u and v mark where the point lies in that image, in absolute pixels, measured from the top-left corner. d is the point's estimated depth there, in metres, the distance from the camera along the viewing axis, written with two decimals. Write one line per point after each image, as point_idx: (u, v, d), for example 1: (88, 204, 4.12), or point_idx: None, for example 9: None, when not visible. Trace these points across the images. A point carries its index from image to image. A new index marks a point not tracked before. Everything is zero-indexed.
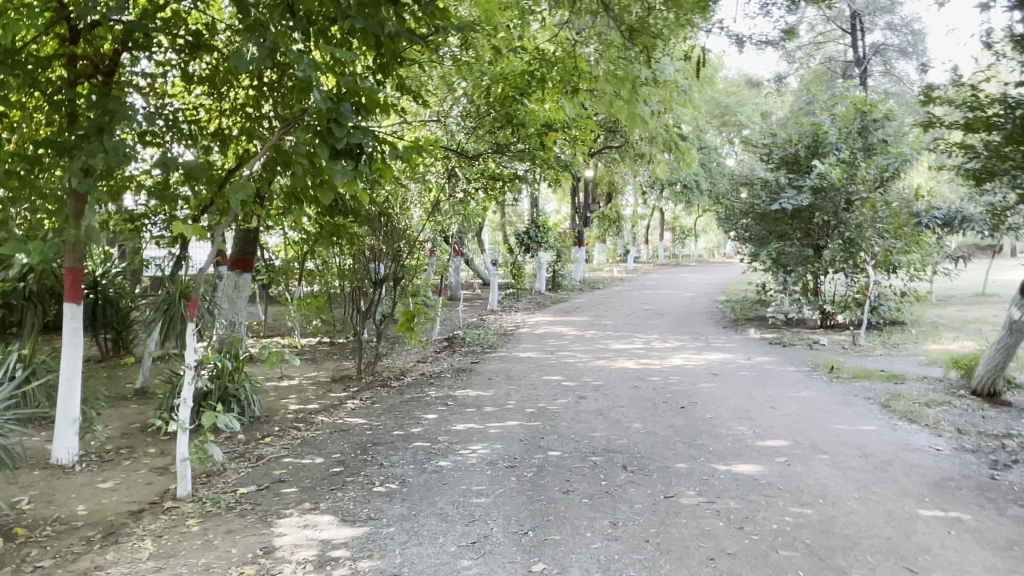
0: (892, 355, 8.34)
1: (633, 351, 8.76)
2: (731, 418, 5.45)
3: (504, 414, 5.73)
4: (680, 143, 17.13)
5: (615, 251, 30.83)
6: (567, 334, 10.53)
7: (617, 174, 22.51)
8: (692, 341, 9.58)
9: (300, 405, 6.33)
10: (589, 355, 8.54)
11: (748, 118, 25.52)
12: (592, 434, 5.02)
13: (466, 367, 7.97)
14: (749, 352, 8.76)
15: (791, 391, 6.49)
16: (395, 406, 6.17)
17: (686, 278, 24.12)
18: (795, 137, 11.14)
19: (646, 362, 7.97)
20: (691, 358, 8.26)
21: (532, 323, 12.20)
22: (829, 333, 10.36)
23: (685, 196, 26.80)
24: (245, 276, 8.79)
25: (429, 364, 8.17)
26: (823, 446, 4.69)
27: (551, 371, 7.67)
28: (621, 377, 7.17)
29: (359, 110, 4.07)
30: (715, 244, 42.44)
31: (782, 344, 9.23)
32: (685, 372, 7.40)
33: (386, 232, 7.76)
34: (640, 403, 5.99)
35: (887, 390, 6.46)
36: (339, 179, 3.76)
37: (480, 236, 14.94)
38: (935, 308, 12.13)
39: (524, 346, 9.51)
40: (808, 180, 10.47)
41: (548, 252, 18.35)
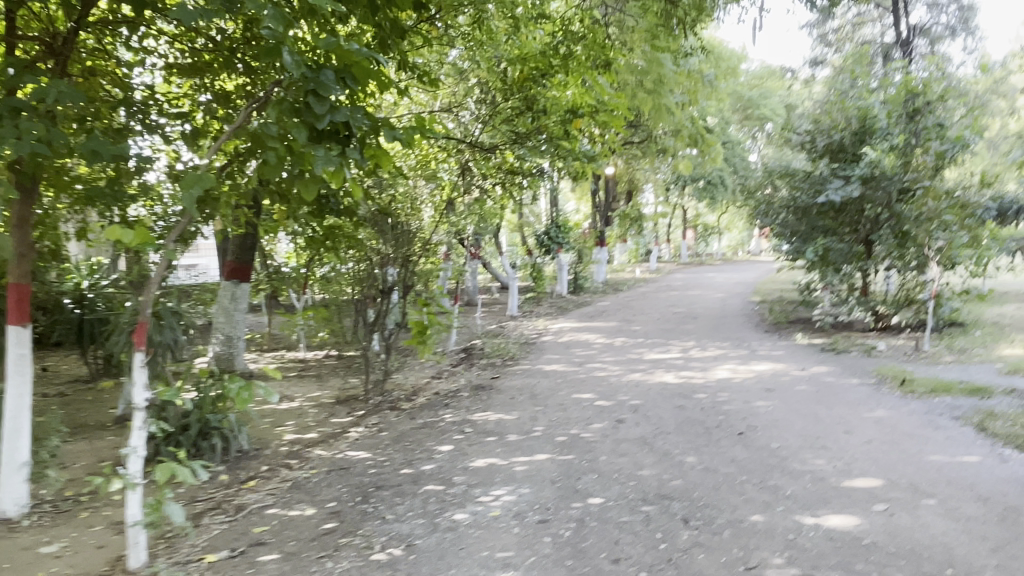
0: (965, 363, 7.37)
1: (671, 362, 7.89)
2: (802, 448, 4.58)
3: (531, 445, 4.90)
4: (706, 135, 16.22)
5: (637, 251, 29.89)
6: (595, 342, 9.67)
7: (639, 170, 21.60)
8: (735, 349, 8.68)
9: (297, 434, 5.56)
10: (622, 367, 7.68)
11: (773, 110, 24.51)
12: (638, 472, 4.17)
13: (485, 384, 7.14)
14: (801, 360, 7.85)
15: (863, 409, 5.59)
16: (405, 434, 5.36)
17: (713, 278, 23.12)
18: (839, 122, 10.18)
19: (688, 376, 7.10)
20: (737, 369, 7.38)
21: (556, 330, 11.35)
22: (885, 337, 9.40)
23: (710, 192, 25.83)
24: (242, 286, 8.12)
25: (446, 381, 7.34)
26: (926, 487, 3.79)
27: (582, 387, 6.83)
28: (662, 395, 6.31)
29: (344, 79, 3.22)
30: (739, 241, 41.33)
31: (836, 352, 8.32)
32: (735, 387, 6.52)
33: (394, 234, 7.04)
34: (689, 430, 5.12)
35: (977, 406, 5.53)
36: (320, 166, 2.95)
37: (498, 238, 14.15)
38: (995, 306, 11.09)
39: (549, 357, 8.68)
40: (857, 168, 9.53)
41: (569, 253, 17.52)
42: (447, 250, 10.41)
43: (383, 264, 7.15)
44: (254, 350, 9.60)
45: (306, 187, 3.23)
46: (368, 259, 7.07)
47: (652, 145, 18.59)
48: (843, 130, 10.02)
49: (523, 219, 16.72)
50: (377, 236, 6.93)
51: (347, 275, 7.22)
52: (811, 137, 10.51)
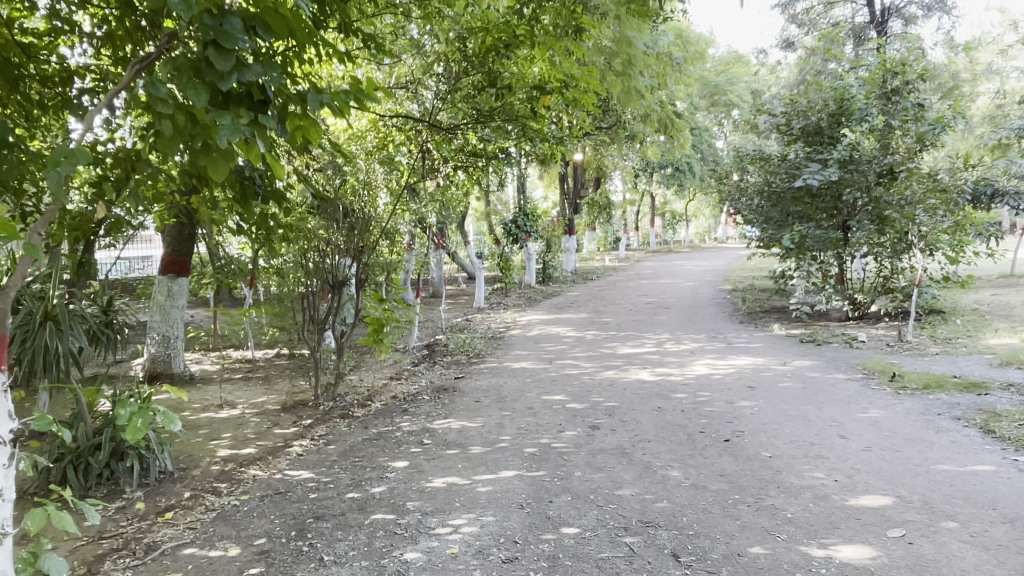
0: (953, 355, 7.01)
1: (646, 358, 7.41)
2: (797, 457, 4.12)
3: (496, 458, 4.37)
4: (676, 120, 15.78)
5: (606, 239, 29.49)
6: (565, 336, 9.16)
7: (606, 157, 21.16)
8: (712, 341, 8.25)
9: (232, 450, 4.95)
10: (594, 364, 7.18)
11: (740, 96, 24.21)
12: (616, 492, 3.66)
13: (447, 386, 6.58)
14: (782, 354, 7.43)
15: (854, 410, 5.16)
16: (355, 447, 4.77)
17: (682, 266, 22.85)
18: (817, 103, 9.72)
19: (665, 373, 6.63)
20: (716, 364, 6.93)
21: (524, 323, 10.82)
22: (865, 326, 9.07)
23: (677, 180, 25.51)
24: (180, 281, 7.43)
25: (404, 382, 6.77)
26: (943, 507, 3.35)
27: (551, 388, 6.30)
28: (638, 396, 5.81)
29: (254, 28, 2.56)
30: (706, 229, 41.34)
31: (816, 343, 7.94)
32: (716, 385, 6.06)
33: (347, 223, 6.44)
34: (671, 436, 4.63)
35: (976, 405, 5.14)
36: (225, 136, 2.37)
37: (463, 226, 13.55)
38: (972, 293, 10.85)
39: (517, 353, 8.14)
40: (836, 151, 9.11)
41: (537, 242, 17.01)
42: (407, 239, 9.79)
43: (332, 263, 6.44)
44: (198, 350, 8.89)
45: (215, 164, 2.64)
46: (317, 252, 6.39)
47: (621, 130, 18.10)
48: (821, 111, 9.60)
49: (490, 207, 16.13)
50: (326, 225, 6.34)
51: (284, 270, 6.56)
52: (787, 118, 10.06)
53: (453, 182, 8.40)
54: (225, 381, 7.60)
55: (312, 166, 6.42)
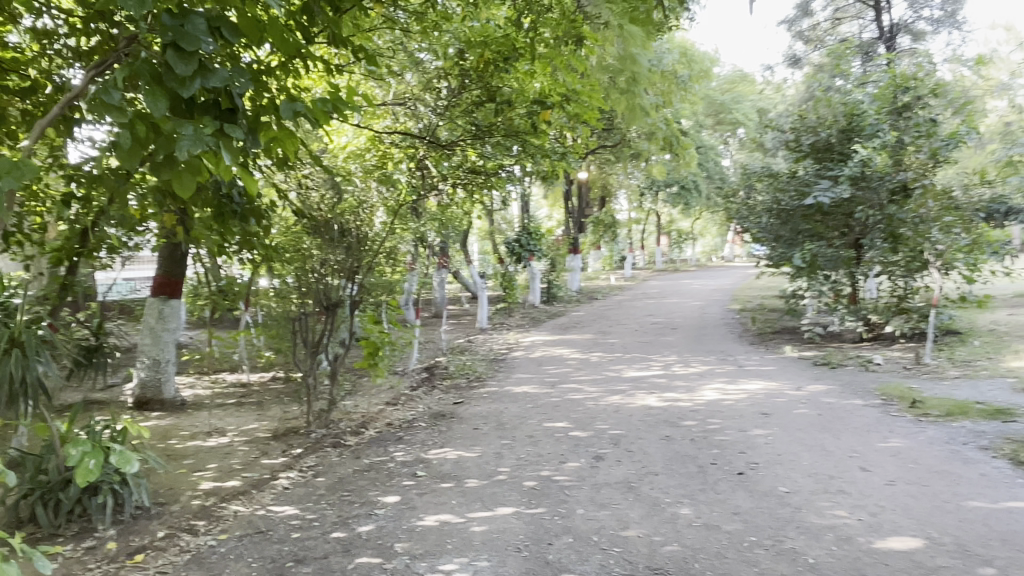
0: (975, 378, 6.70)
1: (653, 382, 7.13)
2: (817, 493, 3.83)
3: (493, 492, 4.10)
4: (681, 137, 15.60)
5: (612, 258, 29.24)
6: (569, 359, 8.88)
7: (611, 175, 20.99)
8: (721, 364, 7.97)
9: (216, 483, 4.69)
10: (598, 389, 6.91)
11: (745, 114, 24.05)
12: (621, 534, 3.38)
13: (445, 411, 6.31)
14: (794, 377, 7.14)
15: (875, 439, 4.86)
16: (344, 480, 4.50)
17: (689, 284, 22.57)
18: (826, 119, 9.50)
19: (673, 398, 6.35)
20: (726, 389, 6.64)
21: (528, 344, 10.55)
22: (879, 348, 8.77)
23: (683, 198, 25.32)
24: (172, 303, 7.25)
25: (401, 407, 6.51)
26: (980, 551, 3.05)
27: (554, 414, 6.03)
28: (645, 423, 5.52)
29: (223, 31, 2.36)
30: (712, 248, 41.18)
31: (830, 366, 7.64)
32: (727, 411, 5.77)
33: (343, 243, 6.27)
34: (680, 469, 4.35)
35: (1004, 433, 4.84)
36: (185, 148, 2.16)
37: (466, 245, 13.34)
38: (988, 313, 10.53)
39: (519, 377, 7.87)
40: (847, 167, 8.87)
41: (541, 261, 16.80)
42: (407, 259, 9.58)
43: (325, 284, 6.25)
44: (192, 374, 8.65)
45: (180, 179, 2.41)
46: (311, 272, 6.20)
47: (626, 148, 17.94)
48: (831, 126, 9.38)
49: (494, 226, 15.93)
50: (321, 244, 6.17)
51: (277, 290, 6.37)
52: (797, 134, 9.84)
53: (454, 200, 8.22)
54: (218, 406, 7.37)
55: (306, 183, 6.24)
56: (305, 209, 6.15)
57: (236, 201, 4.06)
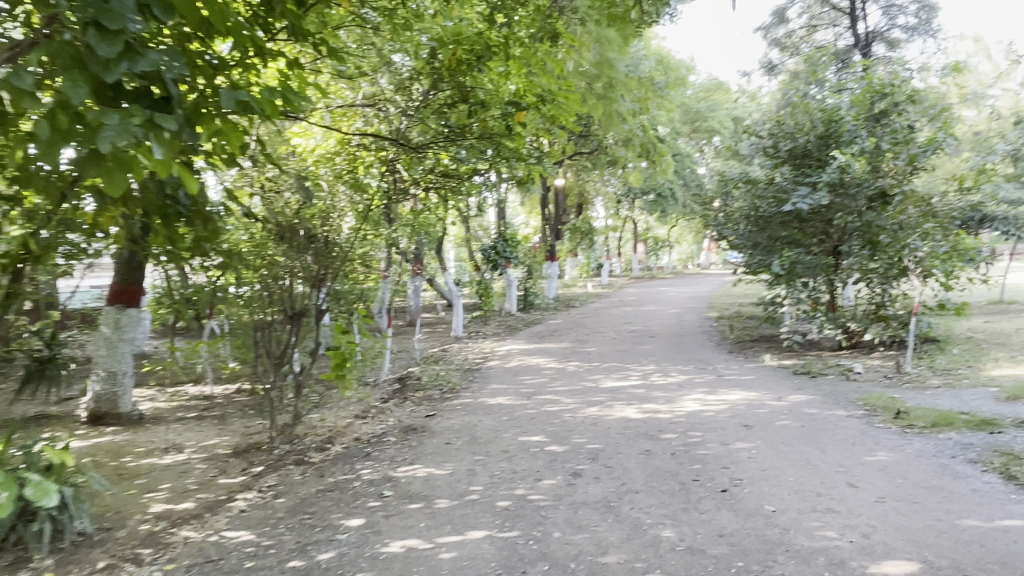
0: (957, 387, 6.59)
1: (631, 392, 6.94)
2: (805, 512, 3.64)
3: (464, 514, 3.85)
4: (658, 144, 15.53)
5: (589, 265, 29.13)
6: (546, 368, 8.66)
7: (587, 181, 20.89)
8: (701, 373, 7.80)
9: (167, 505, 4.39)
10: (576, 400, 6.69)
11: (721, 122, 24.13)
12: (599, 560, 3.15)
13: (416, 425, 6.04)
14: (775, 387, 6.99)
15: (861, 452, 4.70)
16: (306, 501, 4.23)
17: (666, 291, 22.51)
18: (804, 125, 9.43)
19: (652, 409, 6.15)
20: (706, 399, 6.46)
21: (504, 353, 10.31)
22: (859, 356, 8.67)
23: (660, 206, 25.31)
24: (130, 312, 6.90)
25: (370, 421, 6.25)
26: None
27: (529, 427, 5.79)
28: (624, 436, 5.31)
29: (152, 10, 2.14)
30: (688, 255, 41.36)
31: (810, 375, 7.50)
32: (708, 423, 5.58)
33: (311, 249, 6.02)
34: (661, 486, 4.14)
35: (992, 445, 4.70)
36: (107, 137, 1.93)
37: (441, 252, 13.09)
38: (965, 320, 10.52)
39: (494, 387, 7.62)
40: (825, 174, 8.77)
41: (518, 268, 16.58)
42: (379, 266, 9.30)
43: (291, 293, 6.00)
44: (153, 386, 8.28)
45: (113, 176, 2.09)
46: (276, 279, 5.94)
47: (603, 154, 17.83)
48: (809, 133, 9.28)
49: (470, 232, 15.68)
50: (286, 250, 5.91)
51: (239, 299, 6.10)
52: (775, 140, 9.74)
53: (425, 204, 8.01)
54: (178, 420, 7.03)
55: (269, 187, 5.97)
56: (269, 215, 5.93)
57: (182, 203, 3.69)
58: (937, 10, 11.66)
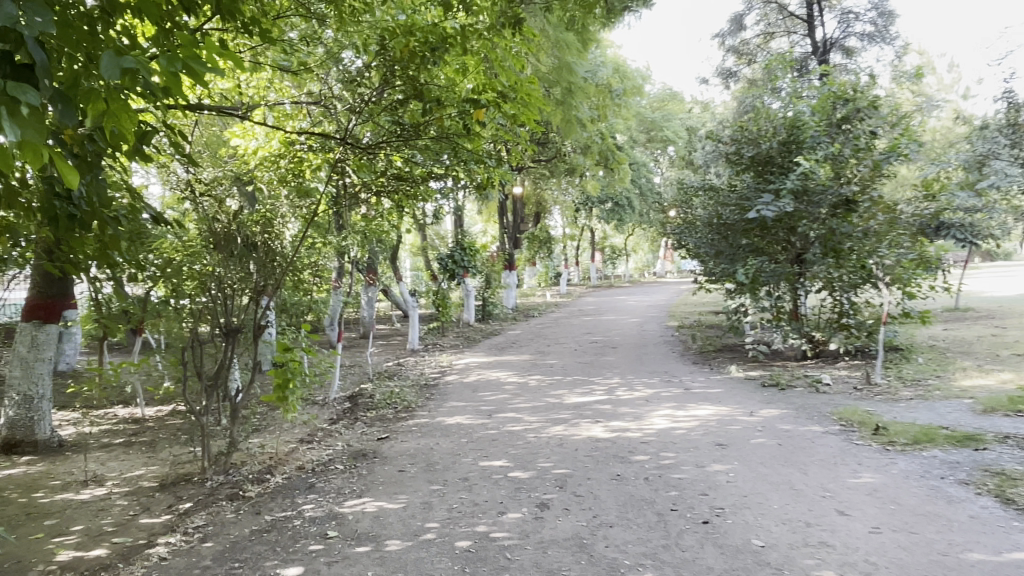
0: (931, 400, 6.40)
1: (597, 408, 6.55)
2: (797, 548, 3.31)
3: (418, 557, 3.41)
4: (616, 151, 15.32)
5: (547, 274, 28.83)
6: (506, 383, 8.24)
7: (545, 189, 20.61)
8: (668, 387, 7.47)
9: (76, 552, 3.82)
10: (538, 418, 6.28)
11: (676, 132, 24.16)
12: None
13: (366, 450, 5.55)
14: (746, 400, 6.70)
15: (845, 474, 4.41)
16: (237, 546, 3.72)
17: (626, 300, 22.37)
18: (768, 131, 9.24)
19: (620, 428, 5.77)
20: (675, 415, 6.13)
21: (462, 366, 9.84)
22: (826, 367, 8.49)
23: (618, 215, 25.24)
24: (49, 328, 6.28)
25: (316, 446, 5.74)
26: None
27: (490, 450, 5.36)
28: (593, 459, 4.92)
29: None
30: (645, 264, 41.58)
31: (780, 388, 7.25)
32: (680, 443, 5.22)
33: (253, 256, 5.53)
34: (637, 518, 3.76)
35: (979, 464, 4.46)
36: None
37: (396, 261, 12.56)
38: (926, 328, 10.49)
39: (452, 405, 7.16)
40: (789, 180, 8.59)
41: (476, 277, 16.15)
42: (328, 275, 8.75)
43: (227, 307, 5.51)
44: (77, 409, 7.56)
45: None
46: (210, 291, 5.43)
47: (562, 162, 17.58)
48: (772, 138, 9.09)
49: (426, 241, 15.18)
50: (222, 260, 5.41)
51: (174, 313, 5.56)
52: (738, 145, 9.52)
53: (377, 211, 7.55)
54: (102, 448, 6.38)
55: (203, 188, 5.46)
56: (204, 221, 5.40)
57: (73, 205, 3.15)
58: (892, 19, 11.69)
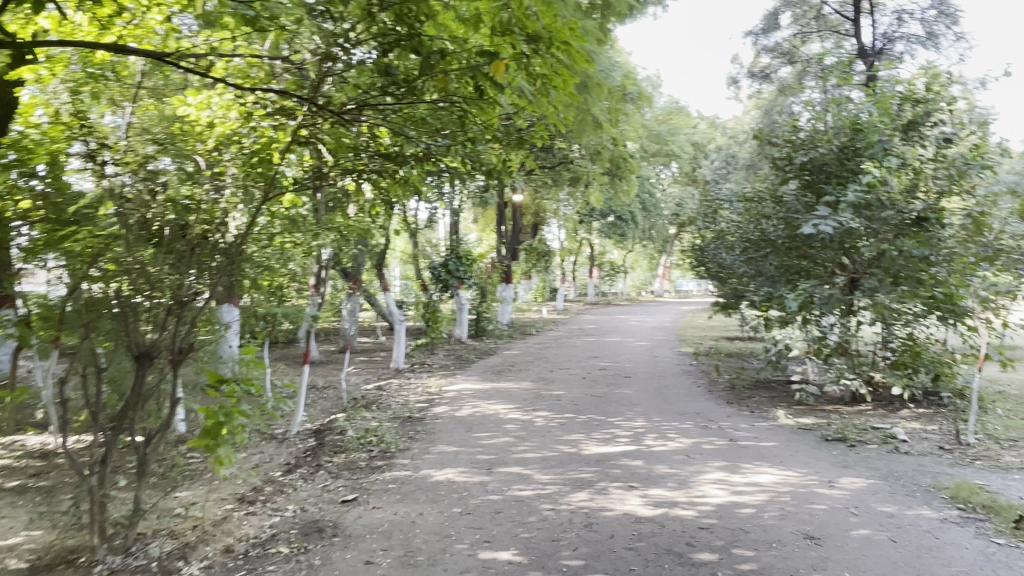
0: None
1: (626, 466, 5.12)
2: None
3: None
4: (629, 159, 14.03)
5: (543, 289, 27.39)
6: (506, 421, 6.78)
7: (545, 197, 19.28)
8: (708, 437, 6.04)
9: None
10: (553, 478, 4.85)
11: (686, 146, 22.97)
12: None
13: (323, 523, 4.09)
14: (814, 462, 5.30)
15: None
16: None
17: (626, 321, 21.06)
18: (825, 133, 7.92)
19: (665, 500, 4.35)
20: (733, 482, 4.72)
21: (452, 395, 8.38)
22: (889, 415, 7.12)
23: (620, 230, 23.96)
24: None
25: (255, 512, 4.31)
26: None
27: (493, 529, 3.93)
28: (639, 557, 3.50)
29: None
30: (642, 282, 40.37)
31: (850, 446, 5.85)
32: (754, 533, 3.81)
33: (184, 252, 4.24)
34: None
35: None
36: None
37: (383, 268, 11.14)
38: (989, 371, 9.09)
39: (441, 451, 5.71)
40: (850, 191, 7.27)
41: (470, 290, 14.76)
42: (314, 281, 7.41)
43: (151, 318, 4.18)
44: None
45: None
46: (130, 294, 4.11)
47: (566, 169, 16.34)
48: (831, 141, 7.74)
49: (417, 248, 13.74)
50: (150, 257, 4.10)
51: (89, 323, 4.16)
52: (789, 148, 8.18)
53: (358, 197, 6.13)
54: None
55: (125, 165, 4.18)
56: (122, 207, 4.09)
57: None
58: (952, 20, 10.41)
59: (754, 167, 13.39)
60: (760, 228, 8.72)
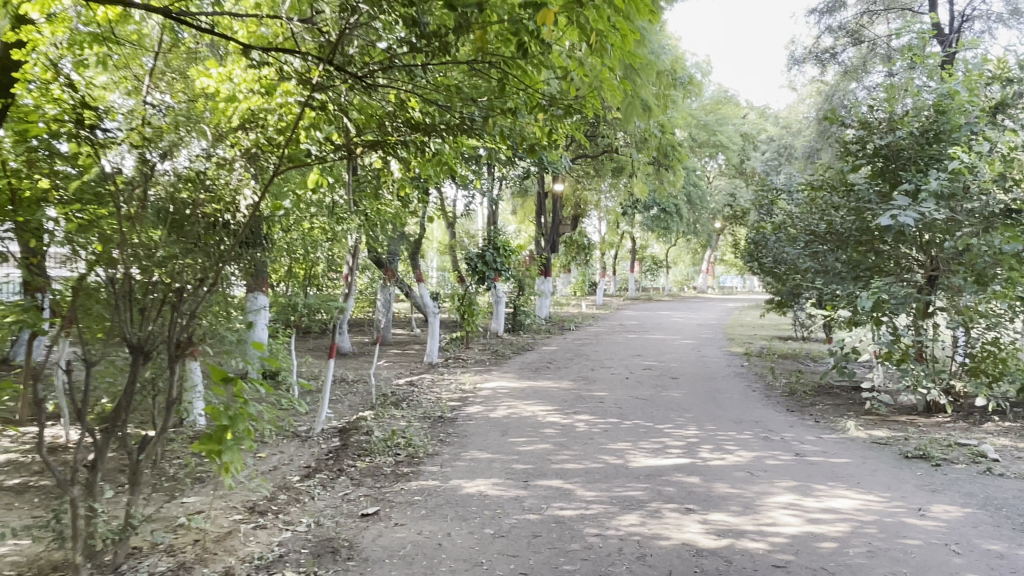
0: None
1: (681, 483, 4.53)
2: None
3: None
4: (677, 147, 13.28)
5: (583, 283, 26.76)
6: (545, 425, 6.24)
7: (586, 187, 18.61)
8: (771, 451, 5.40)
9: None
10: (598, 495, 4.29)
11: (735, 137, 22.04)
12: None
13: (337, 543, 3.60)
14: (897, 485, 4.63)
15: None
16: None
17: (669, 317, 20.34)
18: (906, 114, 7.13)
19: (729, 528, 3.76)
20: (807, 508, 4.10)
21: (487, 393, 7.88)
22: (973, 429, 6.36)
23: (664, 223, 23.15)
24: None
25: (265, 525, 3.86)
26: None
27: (530, 557, 3.39)
28: None
29: None
30: (685, 278, 39.39)
31: (935, 465, 5.14)
32: (840, 575, 3.21)
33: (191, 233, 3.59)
34: None
35: None
36: None
37: (418, 257, 10.68)
38: None
39: (474, 457, 5.20)
40: (935, 180, 6.51)
41: (508, 282, 14.24)
42: (346, 272, 6.96)
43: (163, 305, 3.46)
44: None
45: None
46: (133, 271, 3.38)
47: (610, 158, 15.66)
48: (911, 124, 6.99)
49: (454, 237, 13.25)
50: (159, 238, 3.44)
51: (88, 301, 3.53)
52: (864, 132, 7.46)
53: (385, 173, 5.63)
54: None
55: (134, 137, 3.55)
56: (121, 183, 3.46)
57: None
58: None
59: (813, 156, 12.52)
60: (826, 219, 8.00)
